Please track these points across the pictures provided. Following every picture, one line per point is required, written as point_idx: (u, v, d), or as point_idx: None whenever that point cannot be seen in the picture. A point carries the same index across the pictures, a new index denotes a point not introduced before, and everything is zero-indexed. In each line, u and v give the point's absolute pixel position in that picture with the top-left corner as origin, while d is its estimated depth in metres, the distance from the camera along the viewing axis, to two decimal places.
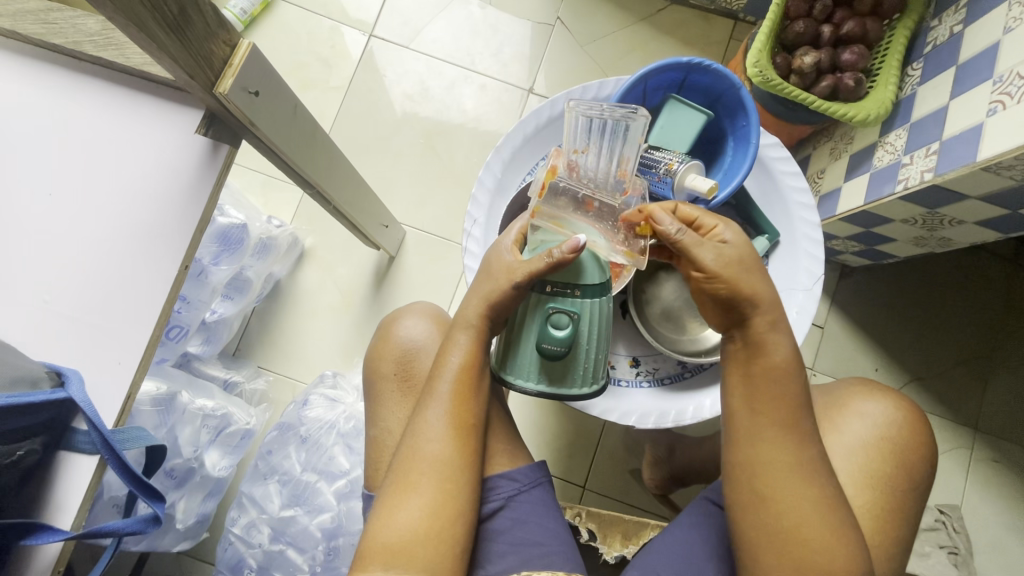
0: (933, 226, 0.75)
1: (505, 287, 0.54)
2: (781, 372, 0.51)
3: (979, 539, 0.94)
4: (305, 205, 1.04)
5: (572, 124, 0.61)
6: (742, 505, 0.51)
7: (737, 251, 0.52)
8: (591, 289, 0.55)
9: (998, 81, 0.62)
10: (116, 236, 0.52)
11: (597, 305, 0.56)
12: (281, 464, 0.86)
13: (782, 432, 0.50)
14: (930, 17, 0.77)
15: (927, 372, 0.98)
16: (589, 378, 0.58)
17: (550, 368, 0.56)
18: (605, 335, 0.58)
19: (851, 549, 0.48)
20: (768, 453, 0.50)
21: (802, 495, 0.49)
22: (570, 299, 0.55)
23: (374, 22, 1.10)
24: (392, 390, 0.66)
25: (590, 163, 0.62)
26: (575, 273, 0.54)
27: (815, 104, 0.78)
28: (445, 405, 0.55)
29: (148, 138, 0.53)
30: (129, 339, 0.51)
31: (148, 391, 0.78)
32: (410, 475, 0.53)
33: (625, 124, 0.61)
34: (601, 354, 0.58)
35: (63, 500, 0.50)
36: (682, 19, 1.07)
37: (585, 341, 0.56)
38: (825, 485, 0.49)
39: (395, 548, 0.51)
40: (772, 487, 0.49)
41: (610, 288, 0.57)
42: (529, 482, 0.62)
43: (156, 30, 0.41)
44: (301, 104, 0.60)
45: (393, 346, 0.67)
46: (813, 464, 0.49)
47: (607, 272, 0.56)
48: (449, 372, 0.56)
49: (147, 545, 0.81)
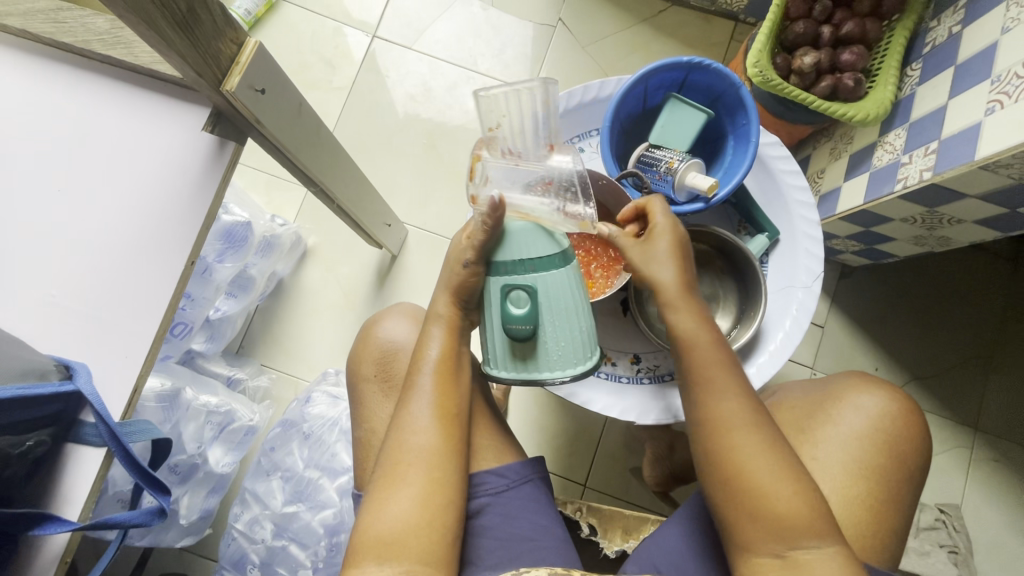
0: (932, 225, 0.76)
1: (461, 273, 0.55)
2: (702, 333, 0.53)
3: (979, 540, 0.94)
4: (308, 204, 1.04)
5: (494, 105, 0.58)
6: (701, 464, 0.51)
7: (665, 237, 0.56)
8: (546, 259, 0.52)
9: (996, 81, 0.62)
10: (120, 233, 0.53)
11: (561, 274, 0.53)
12: (283, 460, 0.86)
13: (732, 388, 0.51)
14: (929, 17, 0.78)
15: (926, 371, 0.99)
16: (577, 355, 0.55)
17: (522, 351, 0.54)
18: (577, 308, 0.54)
19: (817, 507, 0.47)
20: (723, 409, 0.50)
21: (756, 445, 0.49)
22: (523, 272, 0.52)
23: (377, 24, 1.11)
24: (374, 391, 0.66)
25: (513, 142, 0.57)
26: (522, 246, 0.52)
27: (815, 104, 0.78)
28: (428, 396, 0.56)
29: (156, 135, 0.53)
30: (135, 333, 0.52)
31: (151, 387, 0.79)
32: (397, 468, 0.53)
33: (532, 95, 0.57)
34: (584, 330, 0.55)
35: (72, 491, 0.51)
36: (684, 20, 1.08)
37: (553, 316, 0.53)
38: (781, 441, 0.50)
39: (387, 538, 0.50)
40: (731, 446, 0.49)
41: (571, 255, 0.54)
42: (520, 478, 0.62)
43: (166, 29, 0.42)
44: (306, 102, 0.61)
45: (372, 348, 0.68)
46: (762, 412, 0.51)
47: (564, 242, 0.53)
48: (427, 364, 0.57)
49: (150, 539, 0.83)
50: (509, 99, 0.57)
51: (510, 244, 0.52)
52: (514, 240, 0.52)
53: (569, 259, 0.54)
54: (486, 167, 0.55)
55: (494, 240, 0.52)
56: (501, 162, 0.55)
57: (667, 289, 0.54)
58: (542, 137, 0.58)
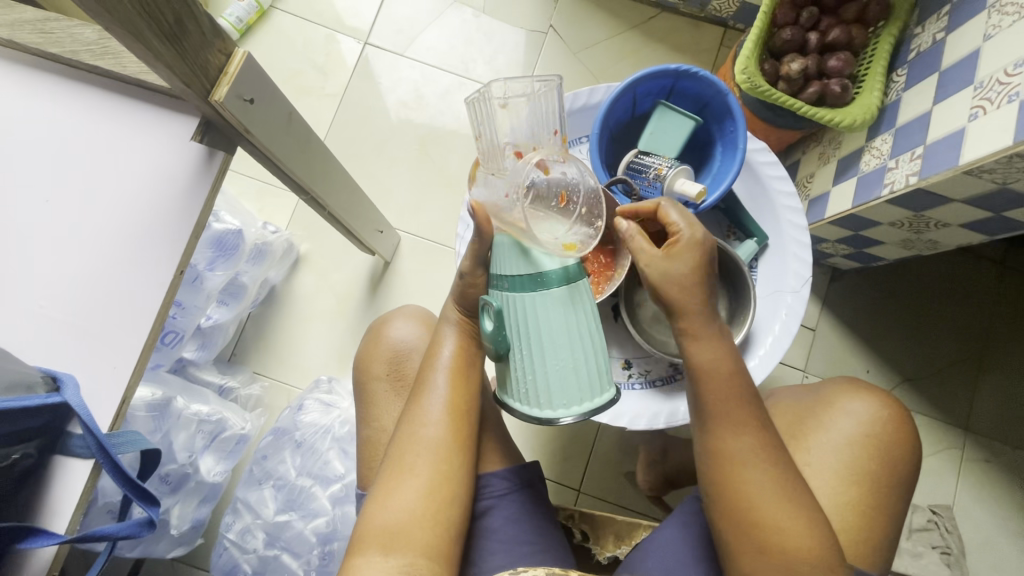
0: (920, 229, 0.77)
1: (460, 282, 0.55)
2: (716, 364, 0.51)
3: (971, 540, 0.95)
4: (300, 211, 1.04)
5: (479, 109, 0.53)
6: (707, 490, 0.52)
7: (684, 253, 0.52)
8: (517, 282, 0.50)
9: (979, 87, 0.63)
10: (108, 244, 0.52)
11: (531, 300, 0.50)
12: (276, 468, 0.86)
13: (741, 421, 0.50)
14: (914, 23, 0.78)
15: (917, 373, 0.99)
16: (545, 395, 0.51)
17: (499, 372, 0.53)
18: (548, 345, 0.50)
19: (818, 534, 0.48)
20: (736, 442, 0.50)
21: (761, 477, 0.49)
22: (498, 289, 0.51)
23: (369, 31, 1.11)
24: (385, 389, 0.67)
25: (491, 153, 0.52)
26: (499, 261, 0.51)
27: (803, 110, 0.79)
28: (441, 394, 0.56)
29: (145, 144, 0.53)
30: (125, 344, 0.52)
31: (142, 397, 0.78)
32: (405, 458, 0.54)
33: (487, 101, 0.53)
34: (557, 370, 0.50)
35: (59, 504, 0.50)
36: (673, 26, 1.09)
37: (521, 345, 0.50)
38: (790, 472, 0.50)
39: (392, 528, 0.51)
40: (738, 478, 0.49)
41: (552, 283, 0.50)
42: (519, 482, 0.62)
43: (152, 40, 0.42)
44: (296, 111, 0.61)
45: (383, 348, 0.68)
46: (772, 444, 0.50)
47: (543, 263, 0.49)
48: (440, 363, 0.57)
49: (141, 550, 0.82)
50: (486, 105, 0.53)
51: (495, 257, 0.51)
52: (497, 252, 0.51)
53: (546, 284, 0.49)
54: (478, 180, 0.53)
55: (487, 249, 0.52)
56: (491, 171, 0.52)
57: (688, 311, 0.52)
58: (510, 142, 0.52)
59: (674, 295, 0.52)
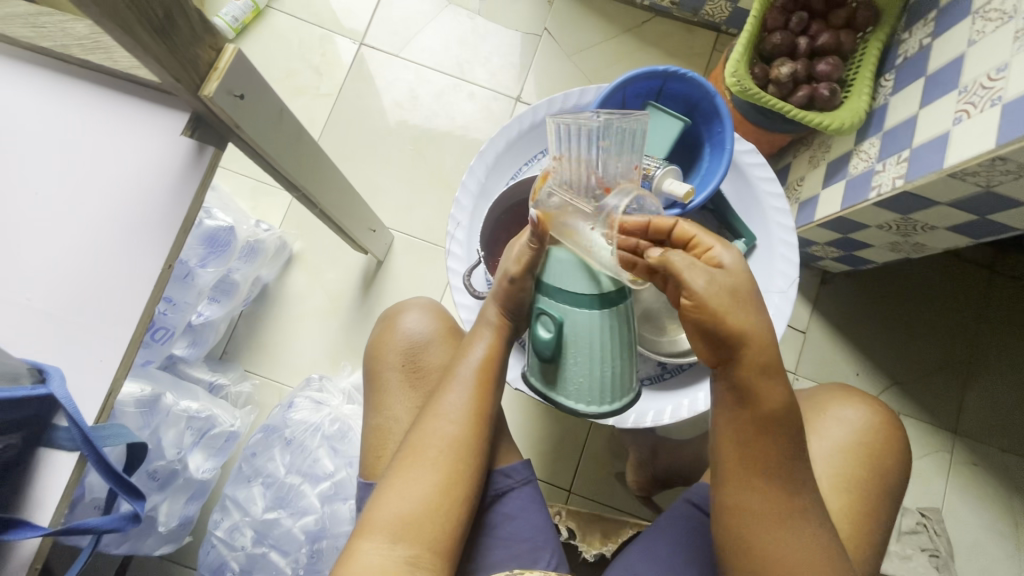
0: (908, 232, 0.77)
1: (507, 287, 0.56)
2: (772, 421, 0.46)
3: (960, 543, 0.95)
4: (293, 210, 1.05)
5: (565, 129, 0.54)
6: (727, 546, 0.49)
7: (733, 278, 0.46)
8: (577, 296, 0.52)
9: (963, 91, 0.64)
10: (96, 240, 0.53)
11: (586, 314, 0.52)
12: (265, 466, 0.86)
13: (776, 489, 0.47)
14: (901, 29, 0.80)
15: (906, 377, 1.00)
16: (593, 394, 0.55)
17: (544, 372, 0.56)
18: (606, 351, 0.53)
19: None
20: (758, 504, 0.47)
21: (790, 545, 0.47)
22: (556, 301, 0.53)
23: (365, 31, 1.12)
24: (398, 380, 0.67)
25: (570, 171, 0.53)
26: (560, 278, 0.52)
27: (792, 113, 0.79)
28: (467, 389, 0.56)
29: (137, 138, 0.54)
30: (111, 337, 0.52)
31: (130, 393, 0.78)
32: (423, 450, 0.53)
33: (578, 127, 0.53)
34: (606, 372, 0.54)
35: (42, 497, 0.51)
36: (665, 31, 1.10)
37: (580, 353, 0.53)
38: (822, 540, 0.47)
39: (404, 519, 0.50)
40: (764, 545, 0.47)
41: (613, 300, 0.52)
42: (521, 479, 0.62)
43: (142, 34, 0.42)
44: (287, 108, 0.61)
45: (397, 339, 0.68)
46: (804, 509, 0.47)
47: (604, 285, 0.52)
48: (471, 361, 0.57)
49: (128, 547, 0.82)
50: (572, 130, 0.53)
51: (550, 274, 0.53)
52: (553, 269, 0.53)
53: (608, 302, 0.52)
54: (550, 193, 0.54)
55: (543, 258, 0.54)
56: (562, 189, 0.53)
57: (752, 349, 0.45)
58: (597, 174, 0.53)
59: (741, 325, 0.45)
